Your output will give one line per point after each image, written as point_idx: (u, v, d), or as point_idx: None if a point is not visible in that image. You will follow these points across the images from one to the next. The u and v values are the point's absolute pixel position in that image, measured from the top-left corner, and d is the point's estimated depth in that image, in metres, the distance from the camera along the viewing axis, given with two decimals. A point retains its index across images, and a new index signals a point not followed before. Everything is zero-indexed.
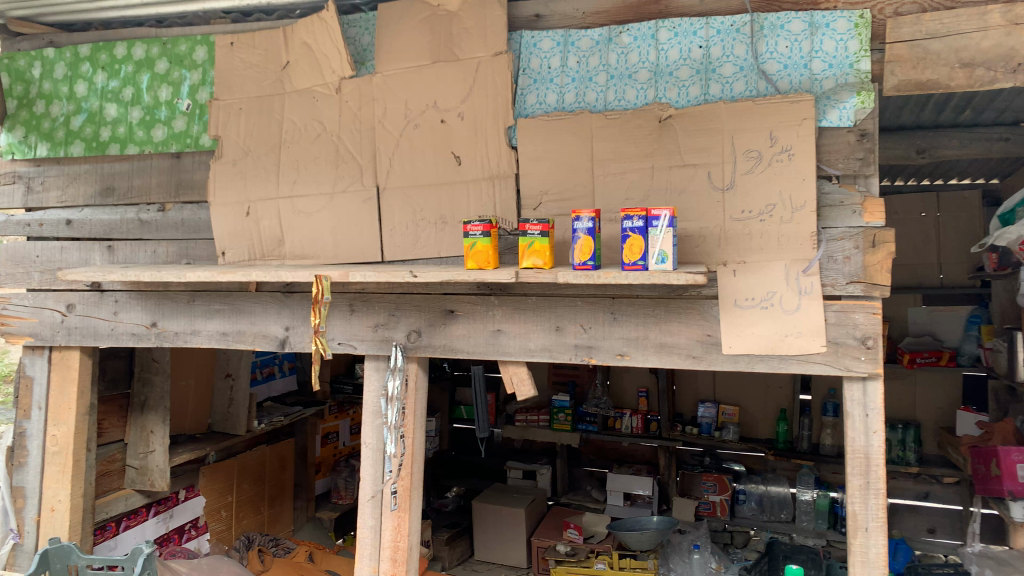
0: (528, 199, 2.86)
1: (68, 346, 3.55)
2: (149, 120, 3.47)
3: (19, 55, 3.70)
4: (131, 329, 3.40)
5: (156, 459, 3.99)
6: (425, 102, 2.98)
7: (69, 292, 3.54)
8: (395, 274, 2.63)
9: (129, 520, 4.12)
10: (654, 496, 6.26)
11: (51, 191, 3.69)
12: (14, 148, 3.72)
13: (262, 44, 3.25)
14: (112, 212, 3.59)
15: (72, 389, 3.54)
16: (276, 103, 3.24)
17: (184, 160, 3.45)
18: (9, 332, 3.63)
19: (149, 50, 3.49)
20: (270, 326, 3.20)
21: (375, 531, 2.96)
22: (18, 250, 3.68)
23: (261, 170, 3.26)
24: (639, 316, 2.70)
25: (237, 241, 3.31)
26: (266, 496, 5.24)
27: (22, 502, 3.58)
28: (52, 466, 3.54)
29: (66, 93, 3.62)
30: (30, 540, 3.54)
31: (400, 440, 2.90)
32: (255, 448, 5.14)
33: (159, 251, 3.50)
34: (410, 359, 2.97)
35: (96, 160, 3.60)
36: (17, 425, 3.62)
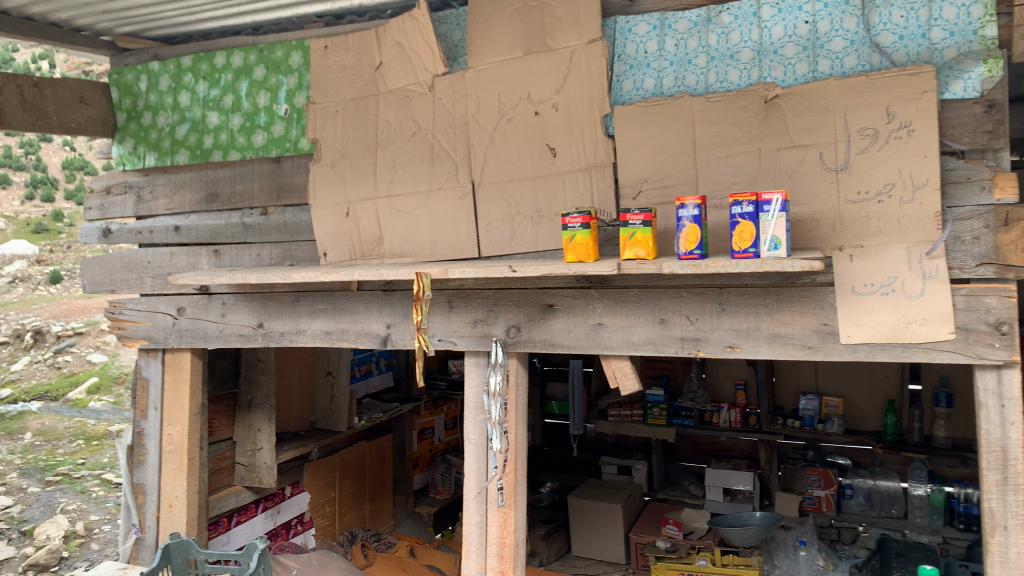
0: (627, 188, 2.79)
1: (180, 348, 3.67)
2: (250, 126, 3.57)
3: (126, 70, 3.87)
4: (239, 330, 3.50)
5: (264, 456, 4.13)
6: (519, 95, 2.94)
7: (180, 296, 3.66)
8: (494, 269, 2.62)
9: (240, 515, 4.24)
10: (755, 491, 6.11)
11: (159, 199, 3.82)
12: (125, 160, 3.89)
13: (355, 46, 3.28)
14: (216, 217, 3.70)
15: (185, 389, 3.66)
16: (371, 104, 3.26)
17: (284, 164, 3.52)
18: (126, 336, 3.78)
19: (247, 58, 3.58)
20: (372, 324, 3.23)
21: (481, 527, 2.95)
22: (130, 256, 3.82)
23: (358, 171, 3.30)
24: (749, 306, 2.60)
25: (338, 241, 3.36)
26: (367, 491, 5.34)
27: (143, 499, 3.73)
28: (169, 463, 3.69)
29: (171, 104, 3.75)
30: (152, 535, 3.70)
31: (503, 436, 2.88)
32: (355, 444, 5.24)
33: (263, 253, 3.58)
34: (511, 354, 2.95)
35: (200, 168, 3.72)
36: (136, 424, 3.78)
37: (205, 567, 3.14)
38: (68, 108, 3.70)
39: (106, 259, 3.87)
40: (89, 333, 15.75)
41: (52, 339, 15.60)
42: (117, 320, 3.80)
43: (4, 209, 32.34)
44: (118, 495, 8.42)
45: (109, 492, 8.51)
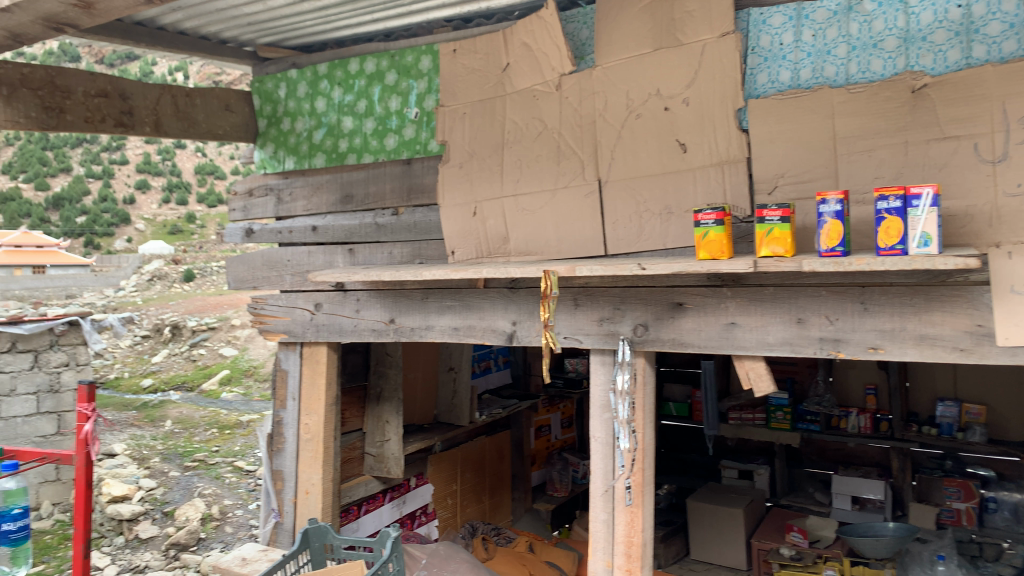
0: (762, 183, 2.72)
1: (317, 341, 3.85)
2: (382, 130, 3.71)
3: (266, 78, 4.09)
4: (372, 325, 3.63)
5: (392, 447, 4.27)
6: (648, 90, 2.91)
7: (317, 292, 3.84)
8: (624, 267, 2.60)
9: (369, 504, 4.41)
10: (886, 501, 5.79)
11: (298, 201, 4.02)
12: (266, 163, 4.11)
13: (483, 48, 3.34)
14: (350, 218, 3.84)
15: (321, 382, 3.84)
16: (498, 105, 3.31)
17: (414, 166, 3.63)
18: (267, 330, 4.00)
19: (379, 63, 3.73)
20: (499, 321, 3.27)
21: (608, 525, 2.96)
22: (271, 255, 4.02)
23: (486, 171, 3.35)
24: (894, 305, 2.47)
25: (466, 240, 3.41)
26: (487, 485, 5.43)
27: (281, 485, 3.93)
28: (306, 452, 3.87)
29: (308, 110, 3.94)
30: (290, 520, 3.89)
31: (631, 435, 2.88)
32: (475, 440, 5.35)
33: (395, 252, 3.69)
34: (638, 353, 2.92)
35: (336, 170, 3.89)
36: (275, 413, 3.99)
37: (341, 552, 3.28)
38: (216, 116, 3.94)
39: (249, 258, 4.09)
40: (221, 328, 16.80)
41: (189, 333, 16.74)
42: (259, 315, 4.02)
43: (145, 213, 34.88)
44: (249, 482, 8.91)
45: (241, 479, 9.01)
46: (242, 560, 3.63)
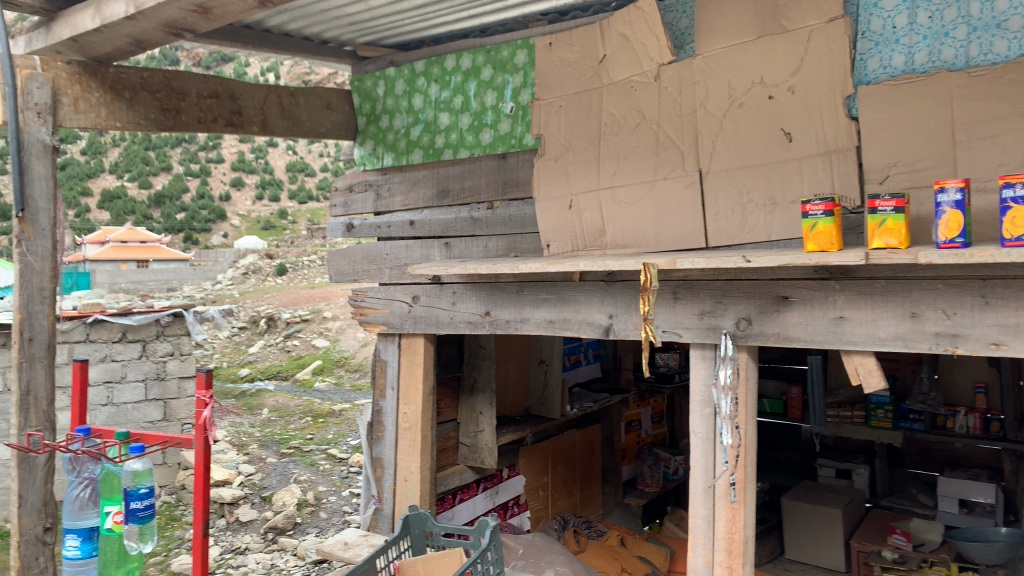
0: (872, 172, 2.63)
1: (414, 333, 3.94)
2: (478, 125, 3.75)
3: (366, 77, 4.21)
4: (468, 317, 3.69)
5: (485, 438, 4.33)
6: (751, 79, 2.85)
7: (414, 285, 3.92)
8: (727, 260, 2.56)
9: (463, 493, 4.50)
10: (998, 505, 5.53)
11: (396, 196, 4.10)
12: (366, 160, 4.23)
13: (579, 41, 3.33)
14: (447, 212, 3.89)
15: (418, 372, 3.92)
16: (595, 98, 3.30)
17: (509, 160, 3.64)
18: (368, 321, 4.11)
19: (475, 59, 3.77)
20: (594, 313, 3.23)
21: (708, 521, 2.93)
22: (372, 249, 4.14)
23: (582, 163, 3.34)
24: (1018, 300, 2.35)
25: (561, 233, 3.40)
26: (578, 479, 5.43)
27: (381, 472, 4.04)
28: (405, 441, 3.96)
29: (406, 107, 4.04)
30: (389, 506, 4.00)
31: (734, 430, 2.84)
32: (566, 432, 5.36)
33: (490, 245, 3.70)
34: (741, 348, 2.87)
35: (433, 166, 3.95)
36: (375, 402, 4.11)
37: (441, 540, 3.36)
38: (318, 114, 4.09)
39: (350, 252, 4.21)
40: (314, 320, 17.24)
41: (283, 325, 17.37)
42: (360, 307, 4.15)
43: (240, 209, 36.31)
44: (341, 469, 9.18)
45: (334, 466, 9.29)
46: (345, 544, 3.75)
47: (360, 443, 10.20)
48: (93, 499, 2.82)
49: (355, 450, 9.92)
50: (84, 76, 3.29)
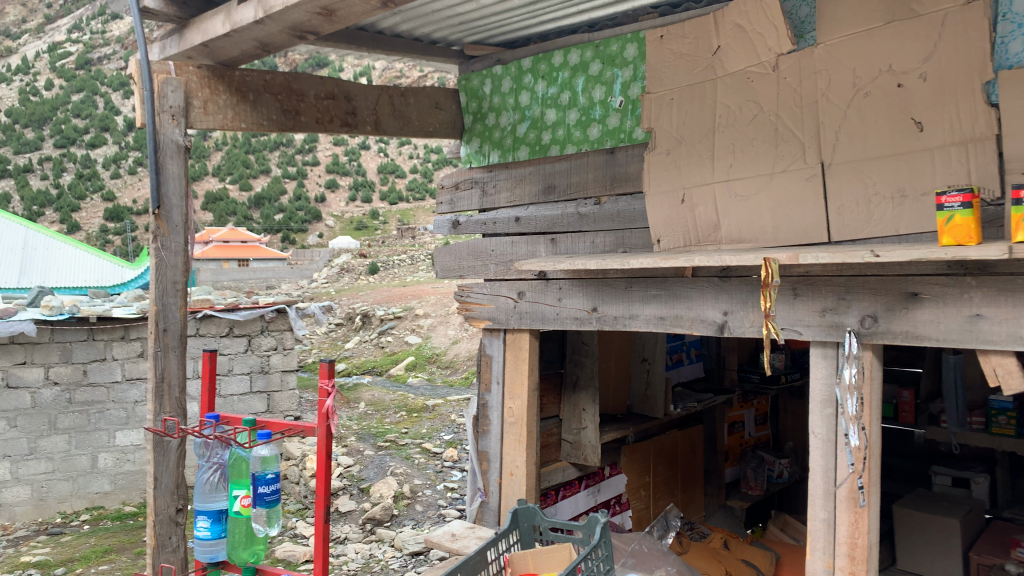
0: (1014, 163, 2.45)
1: (520, 328, 3.95)
2: (586, 120, 3.73)
3: (473, 76, 4.27)
4: (575, 313, 3.67)
5: (589, 435, 4.30)
6: (878, 67, 2.74)
7: (520, 281, 3.93)
8: (854, 254, 2.47)
9: (565, 490, 4.50)
10: None
11: (502, 192, 4.13)
12: (472, 158, 4.27)
13: (691, 32, 3.28)
14: (553, 208, 3.87)
15: (524, 367, 3.94)
16: (709, 90, 3.24)
17: (618, 155, 3.60)
18: (473, 317, 4.15)
19: (583, 54, 3.76)
20: (708, 310, 3.17)
21: (828, 525, 2.84)
22: (477, 245, 4.16)
23: (695, 157, 3.28)
24: None
25: (673, 228, 3.35)
26: (679, 479, 5.35)
27: (487, 465, 4.09)
28: (511, 435, 3.98)
29: (513, 105, 4.06)
30: (495, 500, 4.04)
31: (859, 432, 2.74)
32: (668, 432, 5.30)
33: (598, 241, 3.66)
34: (866, 346, 2.77)
35: (539, 162, 3.94)
36: (481, 397, 4.15)
37: (550, 535, 3.33)
38: (426, 113, 4.19)
39: (456, 249, 4.26)
40: (406, 316, 17.52)
41: (378, 322, 17.79)
42: (465, 302, 4.19)
43: (334, 210, 37.39)
44: (436, 463, 9.31)
45: (429, 460, 9.44)
46: (452, 535, 3.80)
47: (453, 438, 10.32)
48: (221, 482, 2.94)
49: (449, 444, 10.05)
50: (213, 80, 3.45)
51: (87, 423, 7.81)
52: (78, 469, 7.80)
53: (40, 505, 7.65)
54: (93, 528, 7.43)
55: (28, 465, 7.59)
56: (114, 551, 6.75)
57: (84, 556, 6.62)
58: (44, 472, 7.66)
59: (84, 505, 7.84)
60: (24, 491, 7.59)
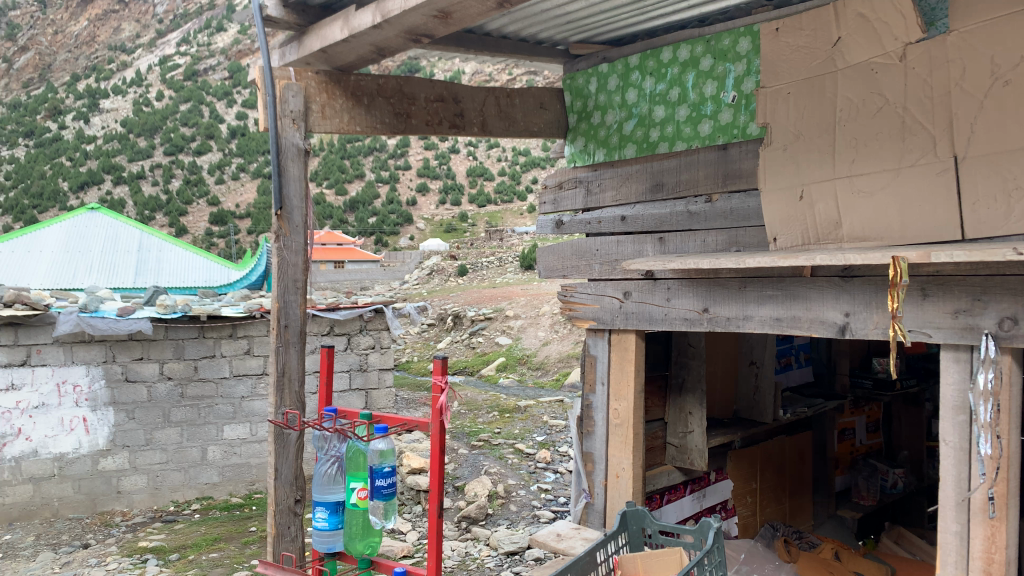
0: None
1: (626, 329, 3.89)
2: (696, 117, 3.66)
3: (578, 75, 4.27)
4: (684, 314, 3.60)
5: (695, 439, 4.22)
6: (1020, 53, 2.56)
7: (626, 281, 3.88)
8: (995, 253, 2.32)
9: (670, 494, 4.41)
10: None
11: (607, 191, 4.08)
12: (577, 157, 4.25)
13: (810, 24, 3.18)
14: (661, 206, 3.80)
15: (630, 368, 3.87)
16: (828, 83, 3.12)
17: (731, 151, 3.53)
18: (577, 316, 4.11)
19: (694, 50, 3.70)
20: (829, 312, 3.06)
21: (961, 538, 2.69)
22: (580, 245, 4.12)
23: (814, 153, 3.17)
24: None
25: (790, 226, 3.25)
26: (787, 487, 5.20)
27: (592, 467, 4.05)
28: (617, 437, 3.93)
29: (619, 102, 4.03)
30: (600, 501, 4.00)
31: (995, 440, 2.59)
32: (775, 438, 5.15)
33: (709, 240, 3.58)
34: (1004, 350, 2.61)
35: (646, 160, 3.88)
36: (585, 398, 4.10)
37: (659, 538, 3.25)
38: (532, 114, 4.22)
39: (560, 248, 4.21)
40: (496, 317, 17.62)
41: (468, 323, 18.00)
42: (569, 302, 4.15)
43: (425, 213, 38.01)
44: (529, 464, 9.32)
45: (522, 461, 9.46)
46: (558, 535, 3.80)
47: (546, 439, 10.32)
48: (338, 474, 3.08)
49: (541, 445, 10.05)
50: (330, 84, 3.55)
51: (197, 417, 8.20)
52: (189, 461, 8.18)
53: (155, 493, 8.07)
54: (203, 517, 7.78)
55: (144, 455, 8.00)
56: (223, 540, 7.04)
57: (196, 544, 6.93)
58: (159, 463, 8.06)
59: (195, 495, 8.22)
60: (141, 479, 8.00)
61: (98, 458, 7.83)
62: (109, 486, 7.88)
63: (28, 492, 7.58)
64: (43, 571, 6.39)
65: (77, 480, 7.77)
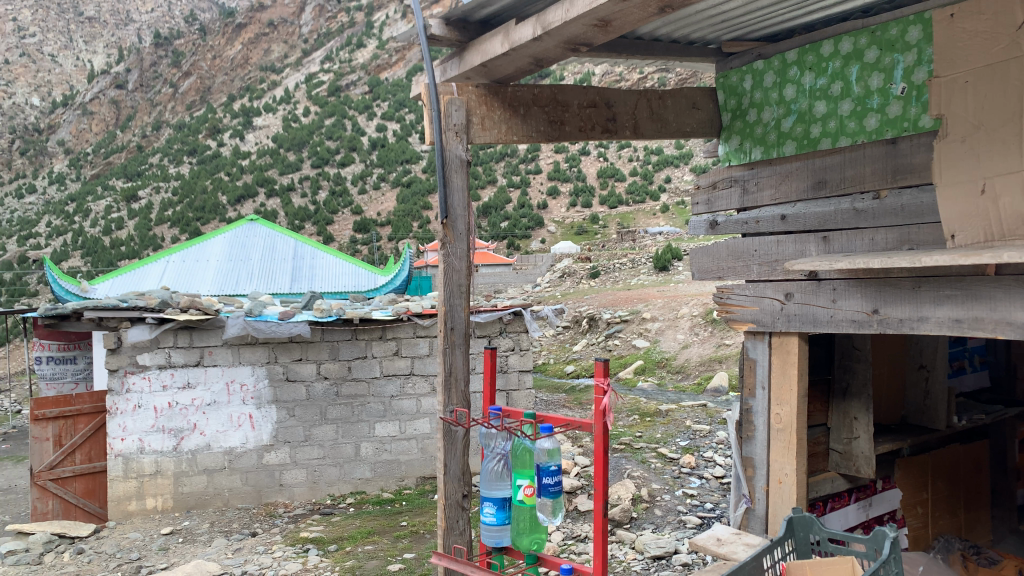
0: None
1: (788, 332, 3.79)
2: (862, 111, 3.54)
3: (732, 73, 4.22)
4: (852, 316, 3.49)
5: (862, 445, 4.06)
6: None
7: (788, 282, 3.79)
8: None
9: (834, 502, 4.22)
10: None
11: (765, 190, 4.00)
12: (732, 156, 4.20)
13: (989, 8, 3.00)
14: (824, 204, 3.69)
15: (793, 372, 3.76)
16: (1012, 69, 2.92)
17: (901, 145, 3.37)
18: (734, 319, 4.05)
19: (858, 42, 3.59)
20: (1016, 313, 2.87)
21: None
22: (737, 246, 4.06)
23: (997, 144, 2.97)
24: None
25: (970, 222, 3.05)
26: (962, 499, 4.91)
27: (752, 472, 3.99)
28: (778, 441, 3.83)
29: (777, 99, 3.95)
30: (762, 506, 3.93)
31: None
32: (947, 445, 4.87)
33: (878, 238, 3.44)
34: None
35: (807, 157, 3.78)
36: (744, 401, 4.04)
37: (827, 547, 3.13)
38: (684, 114, 4.22)
39: (715, 249, 4.17)
40: (633, 320, 17.47)
41: (605, 326, 17.97)
42: (726, 304, 4.11)
43: (556, 216, 38.18)
44: (674, 468, 9.20)
45: (666, 465, 9.35)
46: (718, 540, 3.73)
47: (689, 444, 10.14)
48: (505, 470, 3.17)
49: (685, 450, 9.88)
50: (489, 97, 3.69)
51: (351, 415, 8.64)
52: (344, 456, 8.63)
53: (314, 487, 8.57)
54: (358, 511, 8.20)
55: (303, 450, 8.52)
56: (376, 533, 7.41)
57: (352, 536, 7.33)
58: (317, 458, 8.55)
59: (349, 490, 8.68)
60: (301, 473, 8.53)
61: (263, 452, 8.41)
62: (272, 479, 8.45)
63: (203, 482, 8.27)
64: (218, 556, 6.94)
65: (245, 473, 8.38)
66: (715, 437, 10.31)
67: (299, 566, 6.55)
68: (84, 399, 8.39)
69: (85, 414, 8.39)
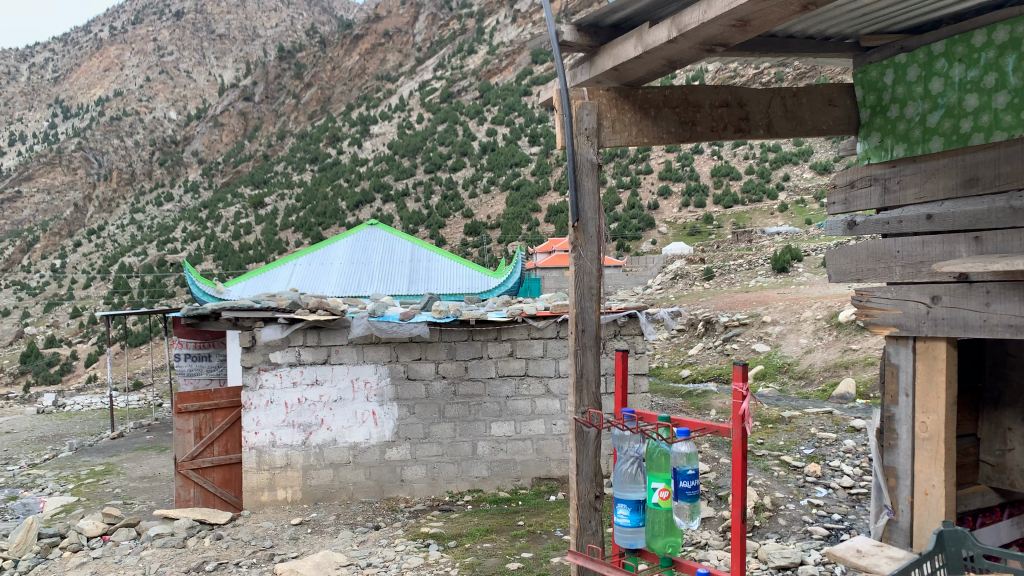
0: None
1: (935, 337, 3.62)
2: (1020, 103, 3.35)
3: (870, 67, 4.07)
4: (1009, 320, 3.30)
5: (1017, 458, 3.82)
6: None
7: (935, 284, 3.62)
8: None
9: (984, 517, 4.01)
10: None
11: (909, 189, 3.84)
12: (871, 153, 4.04)
13: None
14: (976, 203, 3.51)
15: (940, 378, 3.58)
16: None
17: None
18: (874, 322, 3.90)
19: (1013, 30, 3.38)
20: None
21: None
22: (877, 247, 3.92)
23: None
24: None
25: None
26: None
27: (895, 482, 3.83)
28: (925, 451, 3.65)
29: (921, 93, 3.79)
30: (906, 518, 3.76)
31: None
32: None
33: None
34: None
35: (956, 153, 3.61)
36: (885, 408, 3.88)
37: (982, 563, 2.95)
38: (820, 112, 4.08)
39: (853, 250, 4.03)
40: (752, 324, 16.99)
41: (722, 329, 17.55)
42: (865, 307, 3.96)
43: (668, 216, 37.54)
44: (799, 477, 8.90)
45: (790, 473, 9.05)
46: (859, 551, 3.55)
47: (815, 453, 9.78)
48: (639, 473, 3.19)
49: (810, 459, 9.53)
50: (620, 100, 3.71)
51: (469, 414, 8.83)
52: (462, 454, 8.82)
53: (434, 483, 8.80)
54: (475, 509, 8.37)
55: (423, 447, 8.77)
56: (494, 532, 7.53)
57: (471, 534, 7.48)
58: (436, 455, 8.78)
59: (467, 487, 8.85)
60: (421, 469, 8.77)
61: (386, 448, 8.71)
62: (394, 474, 8.73)
63: (330, 476, 8.65)
64: (344, 547, 7.23)
65: (368, 467, 8.70)
66: (842, 446, 9.90)
67: (420, 561, 6.75)
68: (221, 394, 8.91)
69: (223, 408, 8.92)
